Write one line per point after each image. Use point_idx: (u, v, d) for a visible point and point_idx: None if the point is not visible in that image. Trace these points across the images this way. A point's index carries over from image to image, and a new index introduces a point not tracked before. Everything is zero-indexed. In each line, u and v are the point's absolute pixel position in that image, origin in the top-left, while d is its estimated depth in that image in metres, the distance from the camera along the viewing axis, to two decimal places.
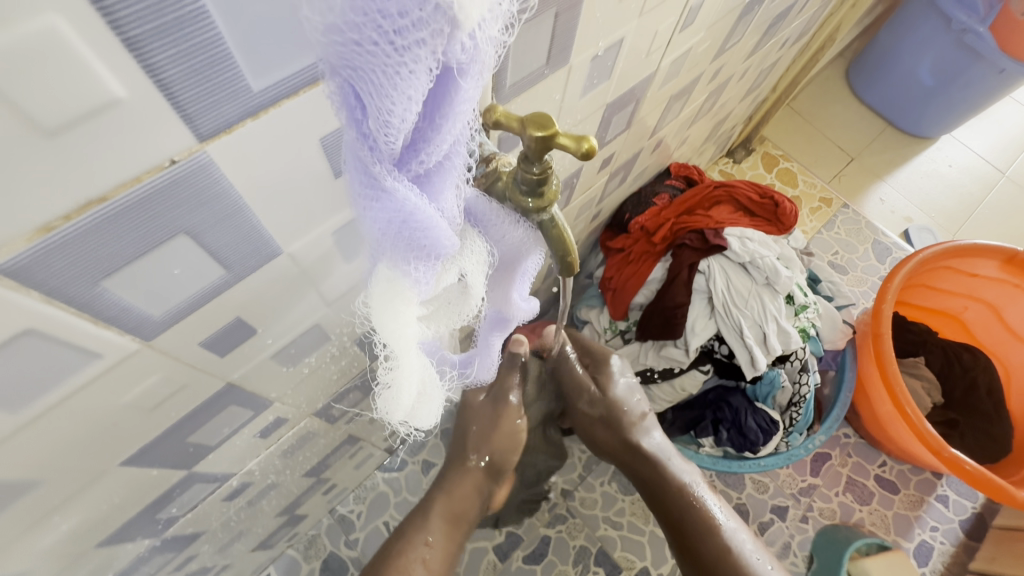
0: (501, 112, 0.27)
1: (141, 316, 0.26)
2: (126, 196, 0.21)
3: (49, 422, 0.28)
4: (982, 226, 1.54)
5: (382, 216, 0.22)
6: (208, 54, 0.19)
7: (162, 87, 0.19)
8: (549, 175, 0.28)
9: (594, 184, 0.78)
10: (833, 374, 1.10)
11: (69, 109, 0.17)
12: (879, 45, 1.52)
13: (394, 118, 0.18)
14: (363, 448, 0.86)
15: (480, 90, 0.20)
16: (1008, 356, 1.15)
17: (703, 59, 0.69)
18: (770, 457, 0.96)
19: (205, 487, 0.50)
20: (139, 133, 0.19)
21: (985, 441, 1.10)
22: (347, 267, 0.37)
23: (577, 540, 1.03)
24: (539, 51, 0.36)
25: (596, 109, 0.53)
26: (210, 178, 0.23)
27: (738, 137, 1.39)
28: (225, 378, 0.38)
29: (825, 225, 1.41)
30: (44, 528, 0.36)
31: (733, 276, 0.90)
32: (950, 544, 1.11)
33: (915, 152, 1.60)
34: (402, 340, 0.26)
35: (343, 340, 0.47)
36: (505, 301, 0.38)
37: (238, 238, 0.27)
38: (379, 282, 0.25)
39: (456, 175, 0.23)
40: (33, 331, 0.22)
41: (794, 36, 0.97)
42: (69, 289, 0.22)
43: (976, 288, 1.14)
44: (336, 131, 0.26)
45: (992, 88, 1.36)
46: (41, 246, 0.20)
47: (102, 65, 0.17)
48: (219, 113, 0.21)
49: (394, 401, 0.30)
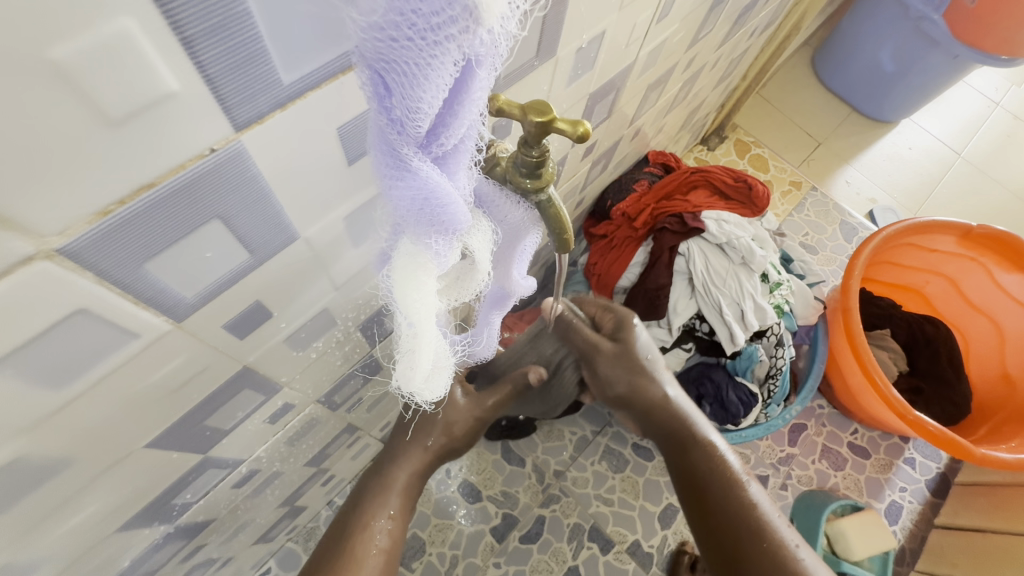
0: (502, 100, 0.30)
1: (175, 297, 0.28)
2: (173, 181, 0.23)
3: (84, 401, 0.29)
4: (940, 205, 1.62)
5: (407, 195, 0.24)
6: (249, 51, 0.21)
7: (208, 81, 0.21)
8: (547, 158, 0.30)
9: (577, 172, 0.81)
10: (806, 348, 1.16)
11: (131, 101, 0.19)
12: (841, 34, 1.59)
13: (423, 105, 0.21)
14: (361, 437, 0.88)
15: (492, 78, 0.23)
16: (968, 325, 1.23)
17: (677, 50, 0.72)
18: (750, 428, 1.01)
19: (217, 473, 0.51)
20: (187, 123, 0.21)
21: (950, 407, 1.18)
22: (355, 251, 0.39)
23: (571, 518, 1.07)
24: (531, 44, 0.39)
25: (580, 99, 0.56)
26: (243, 165, 0.25)
27: (711, 126, 1.45)
28: (242, 362, 0.40)
29: (795, 208, 1.47)
30: (74, 508, 0.37)
31: (711, 257, 0.95)
32: (917, 503, 1.18)
33: (877, 136, 1.68)
34: (422, 310, 0.29)
35: (348, 325, 0.49)
36: (506, 279, 0.41)
37: (263, 223, 0.29)
38: (402, 256, 0.27)
39: (468, 156, 0.25)
40: (84, 309, 0.24)
41: (761, 26, 1.01)
42: (117, 270, 0.24)
43: (936, 263, 1.21)
44: (352, 121, 0.29)
45: (947, 73, 1.43)
46: (100, 228, 0.22)
47: (162, 62, 0.19)
48: (253, 104, 0.23)
49: (411, 369, 0.33)
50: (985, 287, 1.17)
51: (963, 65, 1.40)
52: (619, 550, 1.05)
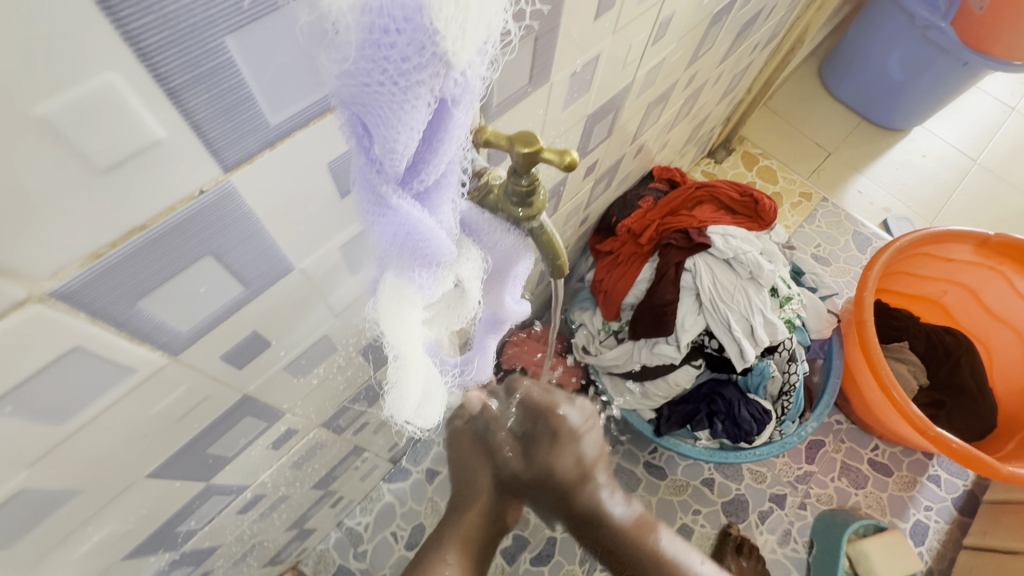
0: (490, 131, 0.30)
1: (172, 332, 0.29)
2: (164, 223, 0.23)
3: (84, 436, 0.30)
4: (958, 213, 1.59)
5: (389, 230, 0.24)
6: (236, 96, 0.22)
7: (194, 126, 0.21)
8: (537, 186, 0.31)
9: (580, 191, 0.81)
10: (821, 362, 1.13)
11: (118, 150, 0.20)
12: (848, 45, 1.58)
13: (399, 146, 0.21)
14: (368, 459, 0.88)
15: (471, 116, 0.23)
16: (990, 336, 1.20)
17: (677, 68, 0.73)
18: (766, 446, 0.99)
19: (221, 499, 0.52)
20: (175, 168, 0.22)
21: (972, 420, 1.14)
22: (352, 279, 0.40)
23: (583, 540, 1.05)
24: (522, 72, 0.40)
25: (578, 121, 0.56)
26: (234, 203, 0.26)
27: (718, 139, 1.44)
28: (242, 390, 0.40)
29: (806, 219, 1.45)
30: (79, 538, 0.38)
31: (718, 272, 0.94)
32: (944, 522, 1.14)
33: (889, 145, 1.66)
34: (409, 341, 0.29)
35: (350, 350, 0.50)
36: (499, 304, 0.41)
37: (257, 256, 0.30)
38: (386, 289, 0.28)
39: (451, 190, 0.26)
40: (78, 348, 0.25)
41: (764, 40, 1.01)
42: (112, 309, 0.25)
43: (953, 273, 1.18)
44: (342, 156, 0.29)
45: (958, 81, 1.41)
46: (91, 270, 0.22)
47: (147, 111, 0.19)
48: (242, 145, 0.24)
49: (401, 398, 0.33)
50: (1006, 296, 1.14)
51: (975, 72, 1.37)
52: None
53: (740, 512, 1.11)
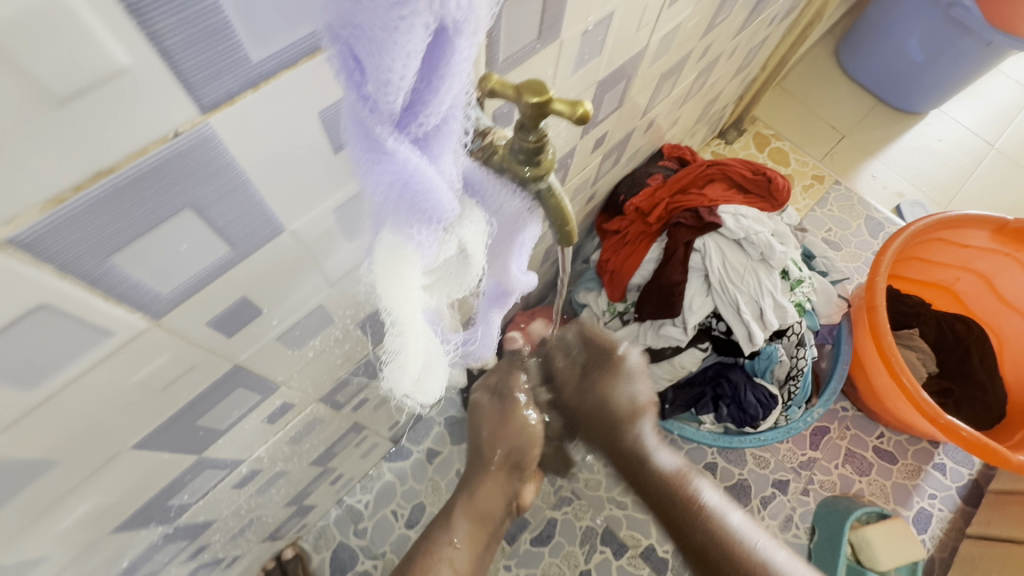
0: (496, 80, 0.28)
1: (150, 292, 0.27)
2: (133, 168, 0.21)
3: (56, 405, 0.28)
4: (973, 199, 1.55)
5: (385, 179, 0.22)
6: (209, 22, 0.19)
7: (164, 55, 0.19)
8: (546, 143, 0.28)
9: (588, 165, 0.78)
10: (829, 348, 1.11)
11: (76, 76, 0.18)
12: (867, 22, 1.53)
13: (394, 77, 0.19)
14: (368, 437, 0.87)
15: (475, 49, 0.21)
16: (1002, 325, 1.17)
17: (692, 36, 0.69)
18: (770, 432, 0.97)
19: (216, 473, 0.51)
20: (141, 103, 0.20)
21: (981, 409, 1.12)
22: (349, 246, 0.38)
23: (583, 521, 1.04)
24: (531, 26, 0.37)
25: (588, 87, 0.53)
26: (214, 151, 0.23)
27: (729, 119, 1.40)
28: (233, 360, 0.38)
29: (818, 203, 1.42)
30: (63, 510, 0.36)
31: (728, 253, 0.91)
32: (948, 510, 1.13)
33: (905, 128, 1.61)
34: (408, 308, 0.27)
35: (347, 323, 0.48)
36: (504, 274, 0.39)
37: (242, 214, 0.28)
38: (383, 248, 0.25)
39: (454, 139, 0.24)
40: (46, 305, 0.23)
41: (782, 12, 0.97)
42: (81, 263, 0.23)
43: (968, 259, 1.15)
44: (334, 104, 0.27)
45: (981, 61, 1.37)
46: (53, 218, 0.20)
47: (105, 29, 0.17)
48: (220, 83, 0.21)
49: (400, 370, 0.31)
50: (1020, 283, 1.11)
51: (997, 52, 1.33)
52: (632, 554, 1.02)
53: (743, 497, 1.10)
